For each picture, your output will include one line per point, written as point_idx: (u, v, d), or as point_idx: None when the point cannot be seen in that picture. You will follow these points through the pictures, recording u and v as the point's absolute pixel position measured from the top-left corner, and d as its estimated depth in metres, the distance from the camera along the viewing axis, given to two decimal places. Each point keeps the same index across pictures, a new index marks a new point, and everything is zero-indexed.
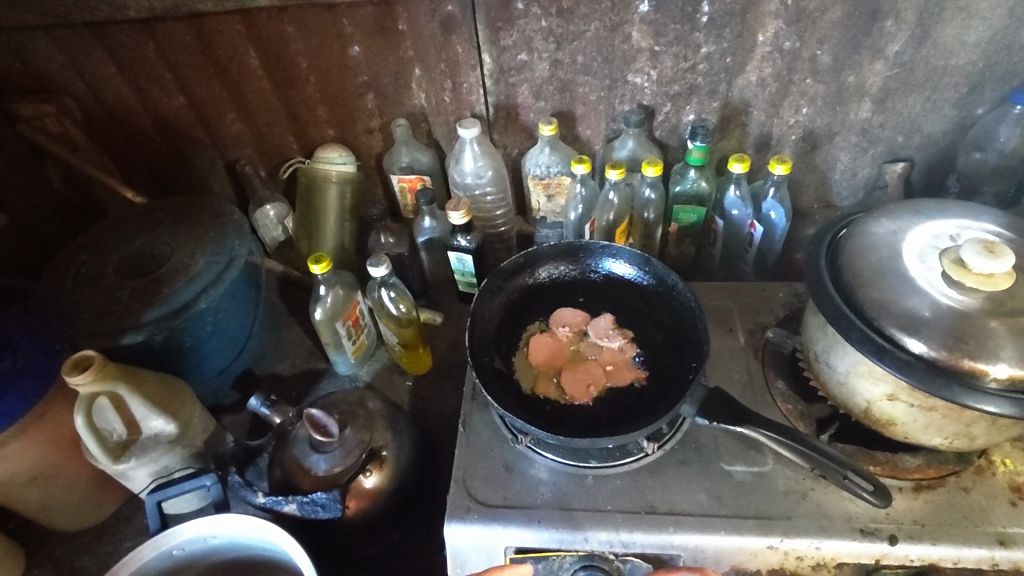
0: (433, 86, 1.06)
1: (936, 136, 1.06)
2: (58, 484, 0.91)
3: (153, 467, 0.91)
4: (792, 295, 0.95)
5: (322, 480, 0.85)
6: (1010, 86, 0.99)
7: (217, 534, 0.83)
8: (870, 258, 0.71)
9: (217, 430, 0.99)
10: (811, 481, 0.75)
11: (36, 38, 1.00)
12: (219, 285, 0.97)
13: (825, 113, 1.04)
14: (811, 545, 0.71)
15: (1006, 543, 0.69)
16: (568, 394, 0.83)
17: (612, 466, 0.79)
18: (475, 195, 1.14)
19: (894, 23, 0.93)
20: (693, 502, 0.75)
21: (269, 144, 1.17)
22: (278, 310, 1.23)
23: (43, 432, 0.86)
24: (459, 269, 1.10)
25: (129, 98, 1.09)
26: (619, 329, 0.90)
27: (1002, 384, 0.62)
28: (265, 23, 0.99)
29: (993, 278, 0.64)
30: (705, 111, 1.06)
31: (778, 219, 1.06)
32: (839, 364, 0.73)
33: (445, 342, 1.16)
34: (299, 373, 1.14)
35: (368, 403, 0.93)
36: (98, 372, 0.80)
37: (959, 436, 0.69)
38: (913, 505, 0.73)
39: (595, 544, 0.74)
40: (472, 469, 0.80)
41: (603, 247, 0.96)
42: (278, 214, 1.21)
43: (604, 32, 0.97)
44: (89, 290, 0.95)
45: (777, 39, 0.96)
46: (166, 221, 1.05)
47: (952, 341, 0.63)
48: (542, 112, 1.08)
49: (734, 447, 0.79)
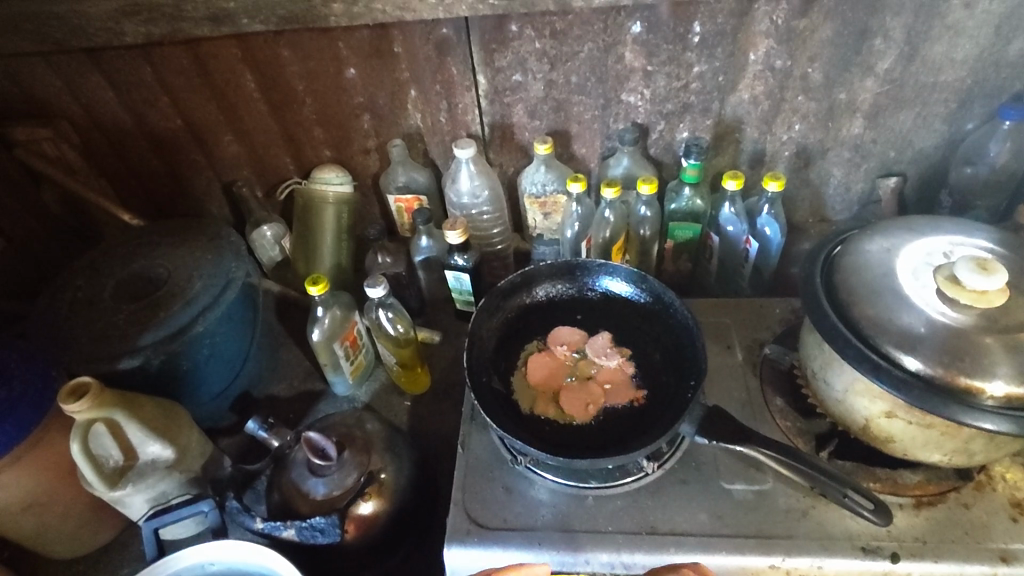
0: (428, 107, 1.07)
1: (927, 151, 1.07)
2: (54, 512, 0.91)
3: (150, 493, 0.91)
4: (789, 311, 0.96)
5: (321, 504, 0.85)
6: (999, 101, 1.00)
7: (216, 560, 0.82)
8: (865, 275, 0.72)
9: (215, 454, 0.99)
10: (812, 499, 0.75)
11: (33, 63, 1.00)
12: (217, 307, 0.97)
13: (817, 129, 1.05)
14: (812, 563, 0.71)
15: (1008, 559, 0.69)
16: (567, 414, 0.83)
17: (612, 486, 0.79)
18: (472, 214, 1.15)
19: (882, 41, 0.94)
20: (693, 521, 0.75)
21: (265, 165, 1.17)
22: (276, 330, 1.23)
23: (38, 459, 0.86)
24: (457, 287, 1.10)
25: (126, 121, 1.09)
26: (617, 347, 0.90)
27: (999, 402, 0.63)
28: (262, 47, 1.00)
29: (987, 295, 0.65)
30: (699, 129, 1.07)
31: (772, 235, 1.07)
32: (837, 381, 0.73)
33: (443, 361, 1.15)
34: (297, 394, 1.14)
35: (366, 425, 0.93)
36: (95, 399, 0.80)
37: (958, 452, 0.69)
38: (915, 522, 0.72)
39: (596, 565, 0.74)
40: (472, 492, 0.80)
41: (600, 265, 0.96)
42: (275, 235, 1.21)
43: (597, 53, 0.98)
44: (86, 315, 0.95)
45: (768, 58, 0.97)
46: (163, 244, 1.05)
47: (948, 359, 0.64)
48: (538, 131, 1.09)
49: (734, 465, 0.79)
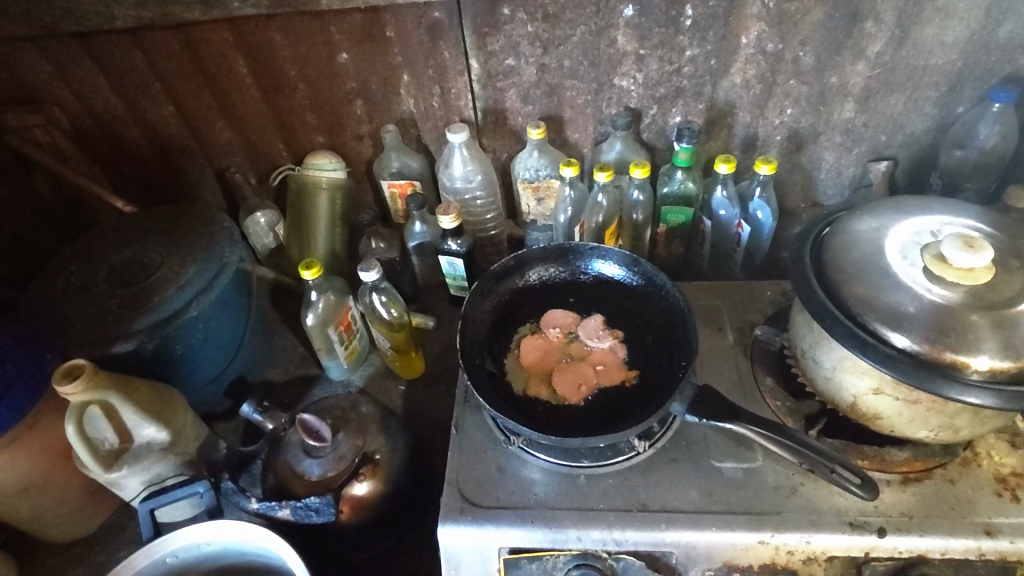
0: (421, 92, 1.07)
1: (918, 135, 1.08)
2: (49, 495, 0.91)
3: (145, 476, 0.91)
4: (780, 293, 0.96)
5: (316, 484, 0.85)
6: (988, 84, 1.01)
7: (211, 541, 0.83)
8: (854, 254, 0.72)
9: (210, 437, 0.99)
10: (801, 476, 0.76)
11: (22, 48, 1.00)
12: (210, 292, 0.97)
13: (808, 113, 1.06)
14: (801, 539, 0.72)
15: (992, 533, 0.70)
16: (559, 395, 0.84)
17: (603, 465, 0.80)
18: (465, 199, 1.15)
19: (874, 25, 0.94)
20: (684, 499, 0.76)
21: (258, 152, 1.17)
22: (270, 317, 1.23)
23: (32, 442, 0.86)
24: (450, 272, 1.10)
25: (117, 107, 1.09)
26: (610, 329, 0.91)
27: (983, 376, 0.63)
28: (253, 32, 1.00)
29: (974, 272, 0.66)
30: (692, 113, 1.07)
31: (764, 218, 1.08)
32: (825, 360, 0.74)
33: (437, 346, 1.16)
34: (291, 379, 1.14)
35: (361, 407, 0.94)
36: (89, 381, 0.81)
37: (944, 428, 0.70)
38: (901, 497, 0.73)
39: (588, 543, 0.75)
40: (465, 471, 0.81)
41: (592, 249, 0.96)
42: (269, 222, 1.21)
43: (590, 36, 0.98)
44: (79, 300, 0.95)
45: (760, 41, 0.97)
46: (157, 229, 1.05)
47: (934, 335, 0.65)
48: (530, 116, 1.09)
49: (724, 444, 0.80)
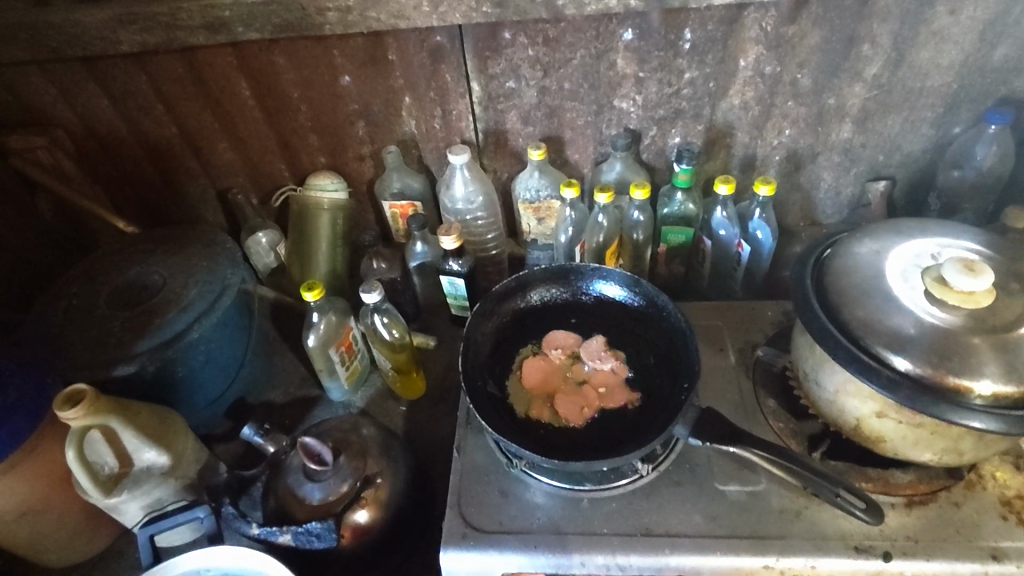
0: (423, 113, 1.08)
1: (915, 155, 1.09)
2: (48, 520, 0.90)
3: (145, 500, 0.91)
4: (781, 313, 0.97)
5: (317, 509, 0.85)
6: (984, 106, 1.02)
7: (211, 567, 0.82)
8: (855, 277, 0.73)
9: (211, 460, 0.98)
10: (805, 499, 0.76)
11: (28, 72, 1.00)
12: (212, 314, 0.97)
13: (807, 134, 1.07)
14: (805, 563, 0.72)
15: (998, 557, 0.70)
16: (561, 417, 0.84)
17: (607, 488, 0.79)
18: (466, 219, 1.15)
19: (870, 48, 0.96)
20: (688, 523, 0.75)
21: (260, 173, 1.18)
22: (271, 337, 1.23)
23: (32, 467, 0.85)
24: (451, 292, 1.10)
25: (121, 129, 1.09)
26: (611, 350, 0.91)
27: (987, 400, 0.63)
28: (257, 55, 1.01)
29: (975, 295, 0.66)
30: (691, 134, 1.08)
31: (764, 238, 1.09)
32: (828, 383, 0.74)
33: (438, 366, 1.16)
34: (292, 400, 1.14)
35: (362, 430, 0.93)
36: (90, 406, 0.81)
37: (948, 452, 0.69)
38: (906, 521, 0.73)
39: (592, 568, 0.75)
40: (468, 495, 0.80)
41: (594, 269, 0.97)
42: (269, 241, 1.21)
43: (590, 59, 0.99)
44: (81, 322, 0.95)
45: (758, 64, 0.98)
46: (158, 252, 1.05)
47: (937, 358, 0.65)
48: (531, 137, 1.10)
49: (728, 467, 0.80)
